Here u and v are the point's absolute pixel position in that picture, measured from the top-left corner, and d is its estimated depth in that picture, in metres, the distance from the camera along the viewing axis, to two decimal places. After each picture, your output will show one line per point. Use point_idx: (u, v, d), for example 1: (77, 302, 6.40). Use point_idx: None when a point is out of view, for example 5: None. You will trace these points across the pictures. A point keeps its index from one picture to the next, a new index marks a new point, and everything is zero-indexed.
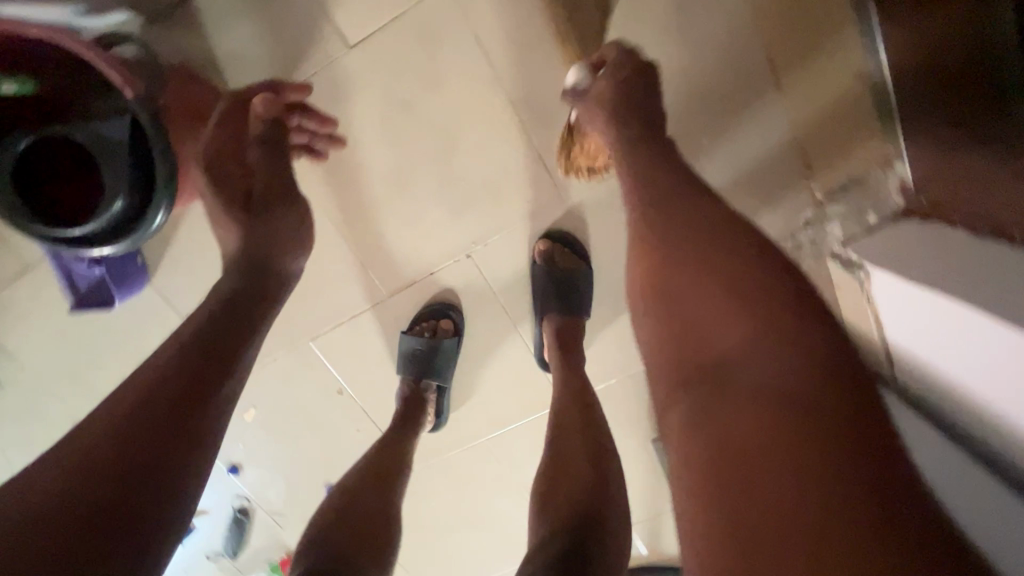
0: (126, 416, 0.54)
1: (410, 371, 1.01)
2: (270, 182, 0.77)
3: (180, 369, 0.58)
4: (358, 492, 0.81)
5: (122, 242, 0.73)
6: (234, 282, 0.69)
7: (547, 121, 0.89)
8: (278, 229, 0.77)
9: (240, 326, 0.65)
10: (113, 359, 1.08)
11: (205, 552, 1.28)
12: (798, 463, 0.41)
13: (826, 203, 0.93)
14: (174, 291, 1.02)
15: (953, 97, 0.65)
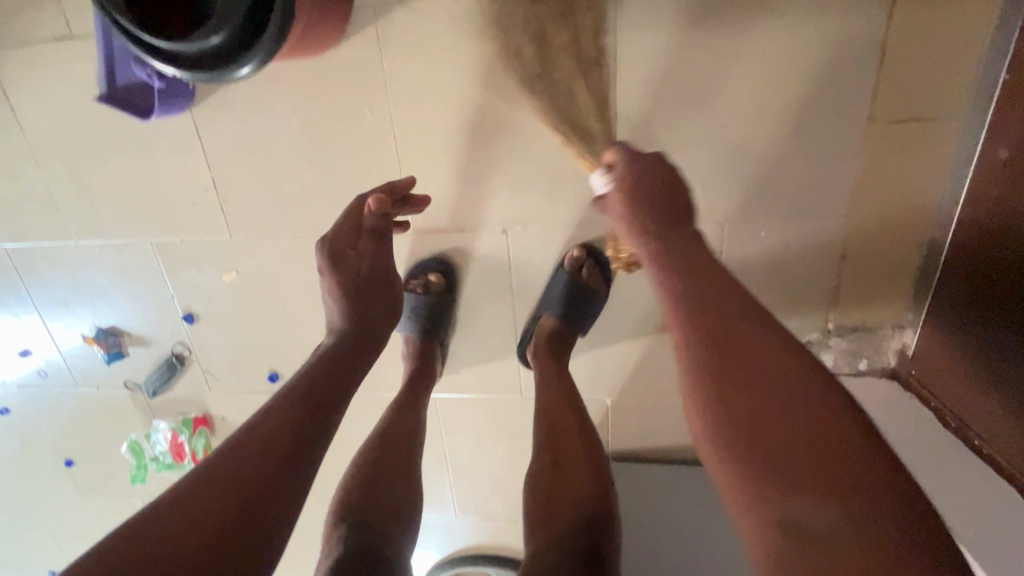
0: (243, 469, 0.63)
1: (415, 328, 1.05)
2: (375, 268, 0.88)
3: (281, 435, 0.68)
4: (383, 455, 0.91)
5: (199, 73, 0.70)
6: (341, 338, 0.84)
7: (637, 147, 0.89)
8: (383, 309, 0.88)
9: (338, 382, 0.78)
10: (120, 162, 1.03)
11: (125, 378, 1.26)
12: (819, 460, 0.49)
13: (833, 334, 0.96)
14: (210, 130, 0.98)
15: (1004, 310, 0.72)
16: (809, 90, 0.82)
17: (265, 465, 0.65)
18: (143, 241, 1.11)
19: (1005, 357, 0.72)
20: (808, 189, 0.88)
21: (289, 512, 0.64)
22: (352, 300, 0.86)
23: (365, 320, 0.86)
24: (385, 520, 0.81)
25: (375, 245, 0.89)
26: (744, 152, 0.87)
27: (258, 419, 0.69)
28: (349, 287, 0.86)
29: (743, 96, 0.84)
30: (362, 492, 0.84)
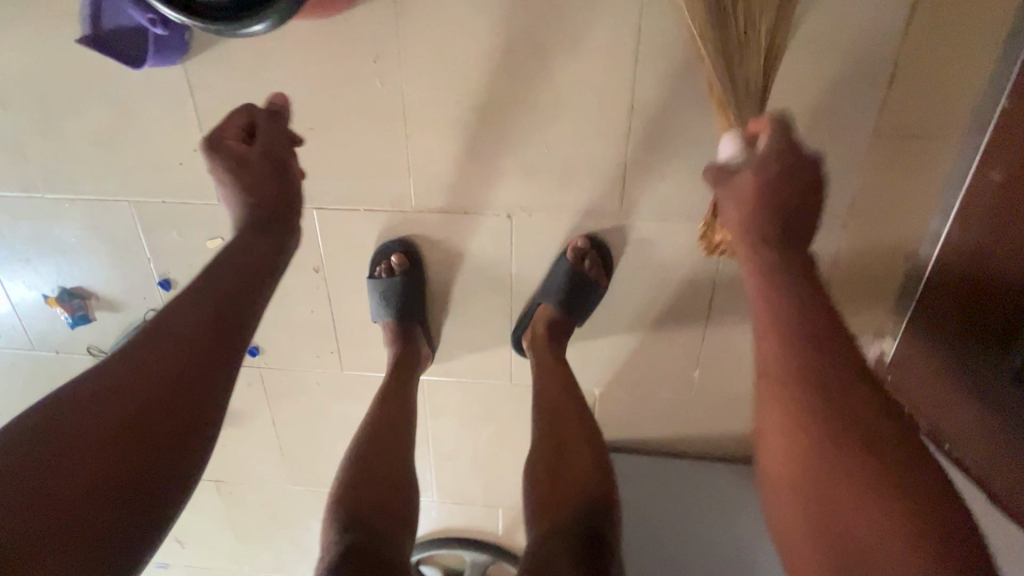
0: (111, 399, 0.59)
1: (390, 313, 1.03)
2: (271, 147, 0.81)
3: (158, 364, 0.62)
4: (372, 449, 0.90)
5: (205, 22, 0.65)
6: (243, 257, 0.74)
7: (650, 144, 0.89)
8: (280, 189, 0.81)
9: (236, 305, 0.70)
10: (100, 112, 0.96)
11: (90, 343, 1.19)
12: (870, 467, 0.54)
13: None
14: (205, 87, 0.92)
15: (974, 315, 0.79)
16: (822, 101, 0.86)
17: (160, 383, 0.61)
18: (121, 199, 1.04)
19: (976, 359, 0.78)
20: None
21: (174, 446, 0.60)
22: (248, 192, 0.78)
23: (267, 213, 0.79)
24: (384, 517, 0.81)
25: (268, 133, 0.81)
26: None
27: (149, 336, 0.64)
28: (241, 169, 0.79)
29: (760, 101, 0.85)
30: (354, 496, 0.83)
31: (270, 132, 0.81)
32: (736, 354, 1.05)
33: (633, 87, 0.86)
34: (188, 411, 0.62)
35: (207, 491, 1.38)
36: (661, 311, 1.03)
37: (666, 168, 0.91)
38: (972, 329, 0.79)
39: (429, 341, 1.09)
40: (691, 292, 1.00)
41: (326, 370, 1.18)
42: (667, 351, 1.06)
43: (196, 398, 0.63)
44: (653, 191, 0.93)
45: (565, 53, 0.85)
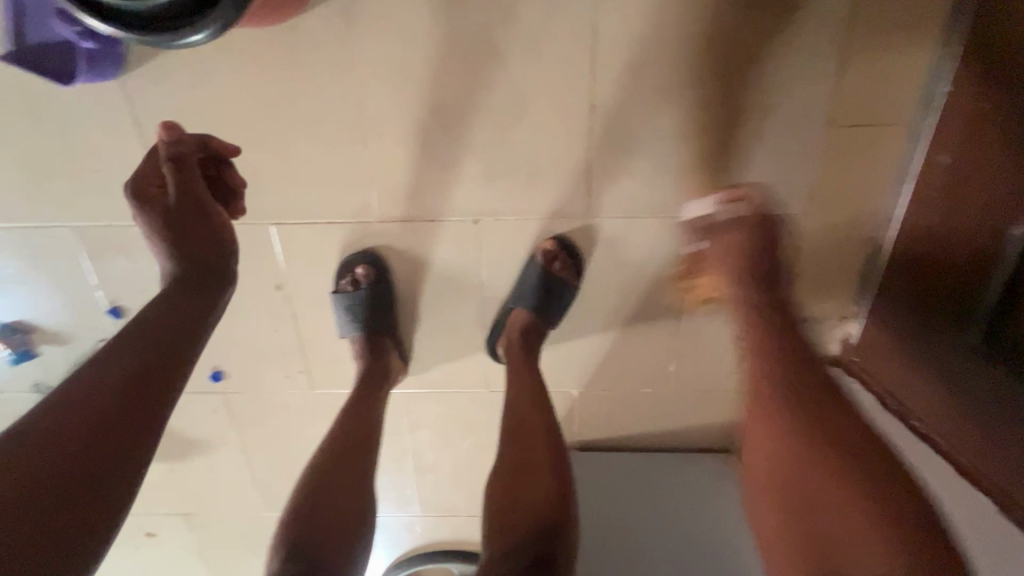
0: (11, 474, 0.54)
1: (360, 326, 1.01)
2: (183, 197, 0.77)
3: (67, 431, 0.58)
4: (327, 479, 0.85)
5: (140, 35, 0.61)
6: (164, 307, 0.71)
7: (614, 143, 0.89)
8: (200, 239, 0.77)
9: (158, 360, 0.66)
10: (30, 133, 0.90)
11: (35, 379, 1.12)
12: (844, 487, 0.73)
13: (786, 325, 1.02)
14: (145, 101, 0.87)
15: (936, 288, 0.81)
16: (776, 93, 0.85)
17: (70, 448, 0.57)
18: (59, 225, 0.97)
19: (939, 331, 0.80)
20: (773, 188, 0.92)
21: (82, 520, 0.55)
22: (169, 245, 0.76)
23: (195, 263, 0.76)
24: (327, 550, 0.78)
25: (177, 178, 0.77)
26: (713, 150, 0.89)
27: (68, 400, 0.60)
28: (160, 218, 0.76)
29: (718, 96, 0.86)
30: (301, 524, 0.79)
31: (180, 178, 0.77)
32: (708, 346, 1.06)
33: (592, 85, 0.85)
34: (96, 483, 0.57)
35: (173, 524, 1.32)
36: (633, 308, 1.03)
37: (628, 167, 0.91)
38: (933, 302, 0.82)
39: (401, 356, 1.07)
40: (661, 287, 1.00)
41: (294, 391, 1.13)
42: (642, 348, 1.06)
43: (117, 455, 0.59)
44: (618, 189, 0.92)
45: (523, 55, 0.84)
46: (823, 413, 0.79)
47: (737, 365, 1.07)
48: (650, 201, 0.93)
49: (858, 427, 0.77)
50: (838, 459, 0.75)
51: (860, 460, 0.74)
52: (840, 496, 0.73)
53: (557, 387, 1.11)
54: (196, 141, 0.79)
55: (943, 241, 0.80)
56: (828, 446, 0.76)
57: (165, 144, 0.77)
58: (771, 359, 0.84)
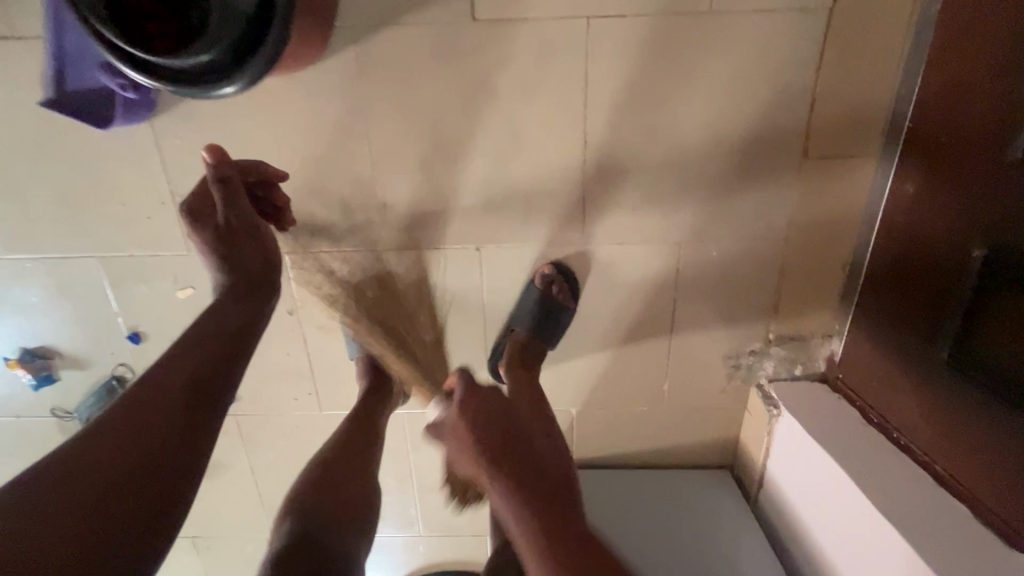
0: (99, 473, 0.60)
1: (362, 347, 1.06)
2: (232, 218, 0.84)
3: (141, 432, 0.64)
4: (335, 463, 0.93)
5: (179, 89, 0.68)
6: (219, 315, 0.79)
7: (605, 175, 0.96)
8: (247, 255, 0.85)
9: (217, 366, 0.74)
10: (63, 171, 0.97)
11: (55, 403, 1.16)
12: (569, 530, 0.73)
13: (773, 344, 1.07)
14: (171, 142, 0.94)
15: (909, 303, 0.86)
16: (756, 130, 0.92)
17: (146, 450, 0.64)
18: (86, 255, 1.03)
19: (913, 344, 0.86)
20: (755, 215, 0.98)
21: (161, 517, 0.62)
22: (221, 259, 0.84)
23: (244, 275, 0.84)
24: (340, 523, 0.86)
25: (224, 200, 0.84)
26: (698, 180, 0.96)
27: (137, 406, 0.66)
28: (213, 239, 0.85)
29: (701, 132, 0.92)
30: (312, 495, 0.86)
31: (227, 200, 0.84)
32: (699, 365, 1.11)
33: (584, 123, 0.92)
34: (170, 485, 0.64)
35: (180, 547, 1.34)
36: (628, 328, 1.08)
37: (619, 197, 0.97)
38: (907, 316, 0.87)
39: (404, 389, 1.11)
40: (654, 309, 1.06)
41: (302, 412, 1.17)
42: (636, 368, 1.11)
43: (188, 457, 0.66)
44: (611, 217, 0.99)
45: (520, 97, 0.91)
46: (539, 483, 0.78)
47: (728, 383, 1.12)
48: (641, 228, 0.99)
49: (578, 524, 0.75)
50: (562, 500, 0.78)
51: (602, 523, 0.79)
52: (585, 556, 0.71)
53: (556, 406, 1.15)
54: (237, 163, 0.84)
55: (912, 260, 0.86)
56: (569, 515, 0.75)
57: (212, 169, 0.83)
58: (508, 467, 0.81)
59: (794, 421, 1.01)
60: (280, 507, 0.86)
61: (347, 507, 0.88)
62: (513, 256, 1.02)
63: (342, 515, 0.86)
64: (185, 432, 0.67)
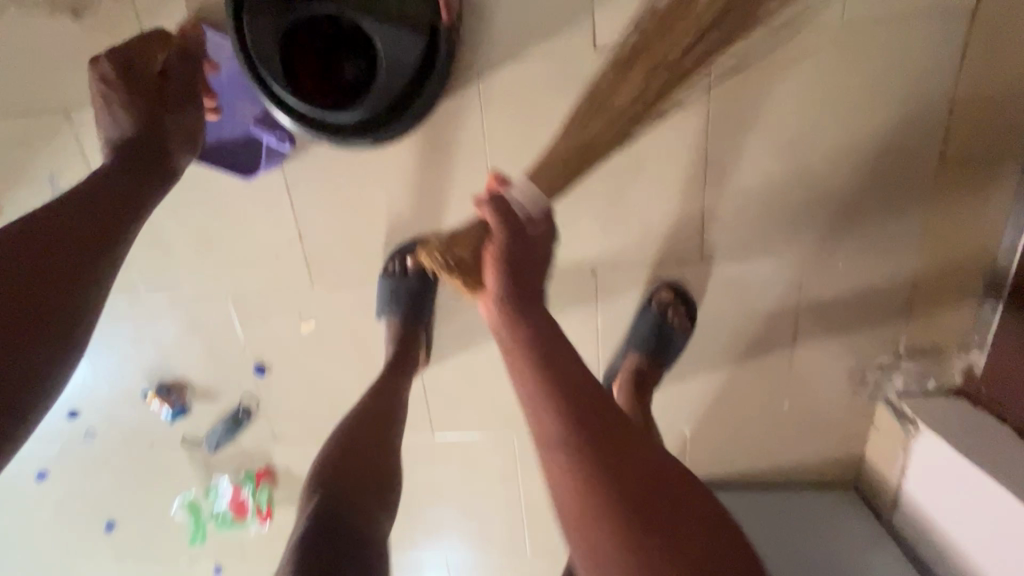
0: None
1: (396, 311, 1.03)
2: (170, 86, 0.86)
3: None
4: (356, 441, 0.88)
5: (330, 136, 0.81)
6: (115, 179, 0.81)
7: (725, 192, 0.95)
8: (175, 123, 0.86)
9: (115, 224, 0.78)
10: (202, 217, 1.04)
11: (187, 431, 1.24)
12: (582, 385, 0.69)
13: (904, 356, 1.03)
14: (301, 184, 0.99)
15: None
16: (885, 137, 0.90)
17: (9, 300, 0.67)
18: (219, 294, 1.10)
19: None
20: (884, 223, 0.95)
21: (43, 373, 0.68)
22: (135, 118, 0.84)
23: (150, 154, 0.84)
24: (358, 502, 0.81)
25: (183, 68, 0.87)
26: (821, 191, 0.94)
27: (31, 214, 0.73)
28: (133, 96, 0.84)
29: (826, 143, 0.91)
30: (336, 471, 0.83)
31: (183, 71, 0.87)
32: (821, 381, 1.07)
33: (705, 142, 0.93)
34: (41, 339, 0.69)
35: None
36: (746, 346, 1.06)
37: (739, 214, 0.96)
38: None
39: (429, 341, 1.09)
40: (774, 325, 1.03)
41: (416, 436, 1.21)
42: (751, 386, 1.09)
43: (53, 307, 0.70)
44: (729, 235, 0.98)
45: None
46: (602, 440, 0.65)
47: (853, 399, 1.08)
48: (762, 242, 0.98)
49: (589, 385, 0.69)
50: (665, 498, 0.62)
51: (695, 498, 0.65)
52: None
53: (670, 426, 1.14)
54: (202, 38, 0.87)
55: None
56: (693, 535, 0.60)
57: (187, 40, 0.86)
58: (574, 441, 0.65)
59: (933, 437, 0.97)
60: (302, 488, 0.82)
61: (372, 482, 0.85)
62: (629, 278, 1.03)
63: (364, 491, 0.83)
64: (70, 271, 0.72)
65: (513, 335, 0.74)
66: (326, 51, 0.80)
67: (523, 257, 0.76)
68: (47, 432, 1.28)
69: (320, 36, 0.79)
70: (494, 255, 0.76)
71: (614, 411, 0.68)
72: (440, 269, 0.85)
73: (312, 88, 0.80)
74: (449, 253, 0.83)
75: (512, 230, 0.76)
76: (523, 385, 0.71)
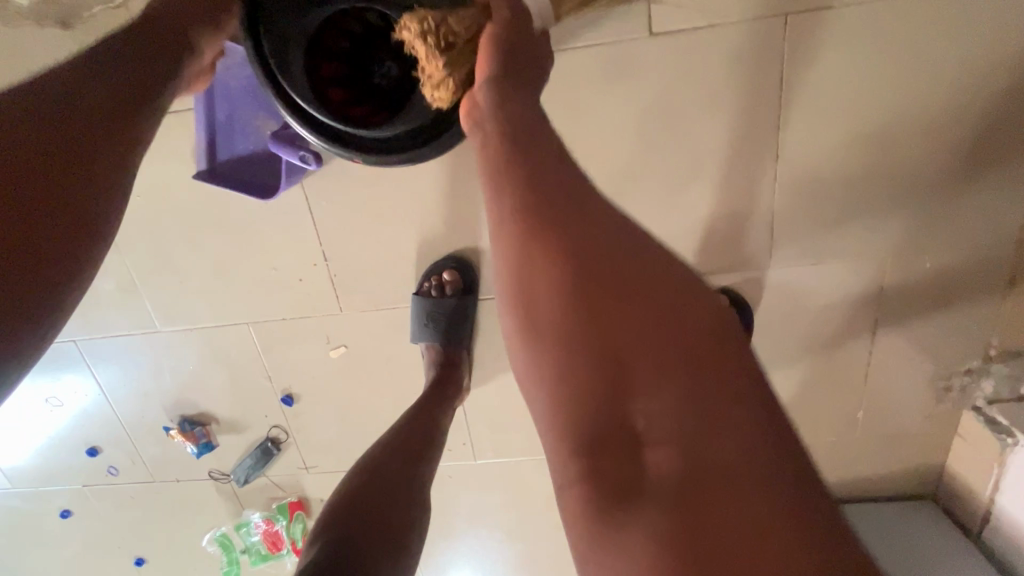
0: None
1: (433, 336, 0.95)
2: None
3: None
4: (380, 475, 0.80)
5: (356, 154, 0.73)
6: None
7: (793, 187, 0.86)
8: None
9: None
10: (218, 240, 0.96)
11: (214, 464, 1.17)
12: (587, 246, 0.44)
13: (996, 360, 0.93)
14: (325, 201, 0.91)
15: None
16: (976, 118, 0.80)
17: None
18: (240, 321, 1.02)
19: None
20: (975, 213, 0.86)
21: None
22: None
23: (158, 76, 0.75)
24: (373, 542, 0.73)
25: None
26: (901, 181, 0.85)
27: None
28: None
29: (908, 127, 0.82)
30: (353, 505, 0.76)
31: None
32: (901, 387, 0.98)
33: (771, 133, 0.84)
34: None
35: None
36: (816, 353, 0.97)
37: (809, 212, 0.88)
38: None
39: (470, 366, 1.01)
40: (846, 329, 0.95)
41: (459, 462, 1.13)
42: (823, 395, 1.00)
43: None
44: (798, 234, 0.89)
45: (697, 113, 0.84)
46: (584, 287, 0.42)
47: (936, 407, 0.98)
48: (834, 240, 0.89)
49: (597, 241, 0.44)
50: (661, 334, 0.41)
51: (716, 338, 0.42)
52: (703, 462, 0.37)
53: None
54: None
55: None
56: (701, 387, 0.39)
57: None
58: (532, 259, 0.44)
59: None
60: (315, 521, 0.76)
61: (390, 527, 0.76)
62: None
63: (382, 532, 0.75)
64: None
65: (482, 127, 0.51)
66: (355, 56, 0.75)
67: (512, 52, 0.55)
68: (69, 470, 1.21)
69: (345, 40, 0.74)
70: (495, 40, 0.55)
71: (608, 230, 0.45)
72: (420, 44, 0.54)
73: (340, 95, 0.73)
74: (444, 22, 0.55)
75: (518, 29, 0.57)
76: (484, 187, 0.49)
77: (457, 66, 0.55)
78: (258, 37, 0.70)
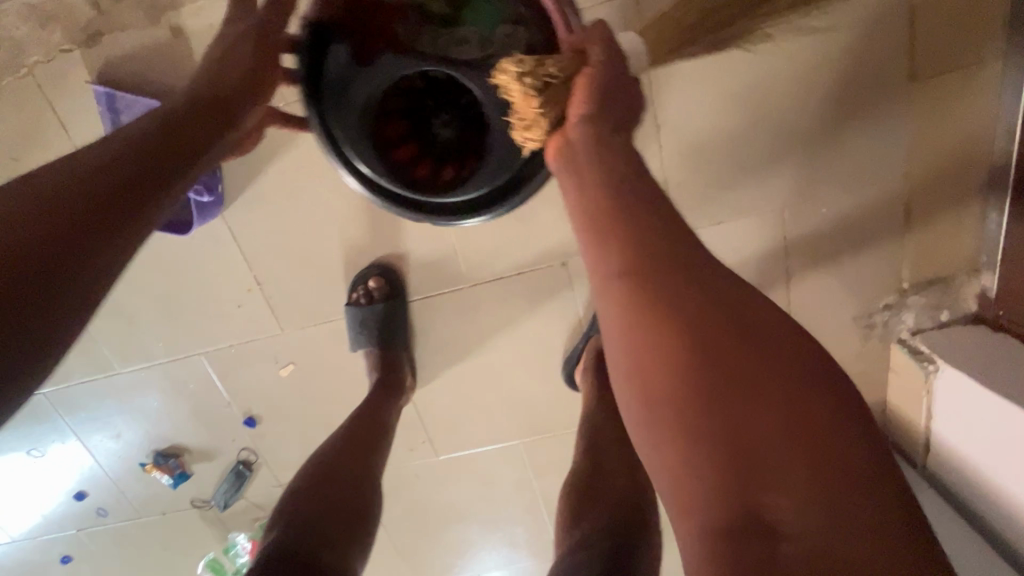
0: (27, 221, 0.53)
1: (368, 341, 1.00)
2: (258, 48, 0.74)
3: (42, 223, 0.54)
4: (333, 466, 0.84)
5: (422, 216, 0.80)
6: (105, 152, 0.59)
7: (681, 153, 0.91)
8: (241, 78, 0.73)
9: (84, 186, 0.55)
10: (159, 278, 1.01)
11: (194, 492, 1.22)
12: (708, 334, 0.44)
13: (911, 292, 0.95)
14: (248, 228, 0.97)
15: None
16: (838, 61, 0.84)
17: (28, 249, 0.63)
18: (190, 353, 1.07)
19: None
20: (858, 152, 0.89)
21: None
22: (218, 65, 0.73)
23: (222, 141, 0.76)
24: (331, 527, 0.76)
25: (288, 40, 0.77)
26: (781, 132, 0.88)
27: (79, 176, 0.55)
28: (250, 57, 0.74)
29: (774, 81, 0.86)
30: (308, 493, 0.79)
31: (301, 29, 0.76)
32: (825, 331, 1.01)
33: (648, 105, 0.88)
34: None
35: None
36: None
37: (701, 174, 0.91)
38: None
39: (414, 366, 1.06)
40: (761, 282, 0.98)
41: (423, 460, 1.17)
42: None
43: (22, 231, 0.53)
44: (695, 198, 0.93)
45: None
46: (710, 376, 0.42)
47: (865, 345, 1.00)
48: (733, 198, 0.92)
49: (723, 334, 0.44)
50: (787, 415, 0.40)
51: (840, 419, 0.41)
52: (828, 539, 0.38)
53: None
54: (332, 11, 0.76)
55: None
56: (825, 473, 0.39)
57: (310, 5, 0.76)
58: (652, 331, 0.45)
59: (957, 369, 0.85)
60: (273, 510, 0.79)
61: (348, 511, 0.80)
62: None
63: (341, 517, 0.79)
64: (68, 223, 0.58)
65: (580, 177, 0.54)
66: (413, 112, 0.84)
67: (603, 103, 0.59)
68: (61, 516, 1.27)
69: (405, 98, 0.82)
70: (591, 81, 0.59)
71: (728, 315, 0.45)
72: (519, 87, 0.58)
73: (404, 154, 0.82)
74: (543, 65, 0.59)
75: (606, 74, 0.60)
76: (591, 252, 0.50)
77: (550, 107, 0.58)
78: (322, 109, 0.76)
